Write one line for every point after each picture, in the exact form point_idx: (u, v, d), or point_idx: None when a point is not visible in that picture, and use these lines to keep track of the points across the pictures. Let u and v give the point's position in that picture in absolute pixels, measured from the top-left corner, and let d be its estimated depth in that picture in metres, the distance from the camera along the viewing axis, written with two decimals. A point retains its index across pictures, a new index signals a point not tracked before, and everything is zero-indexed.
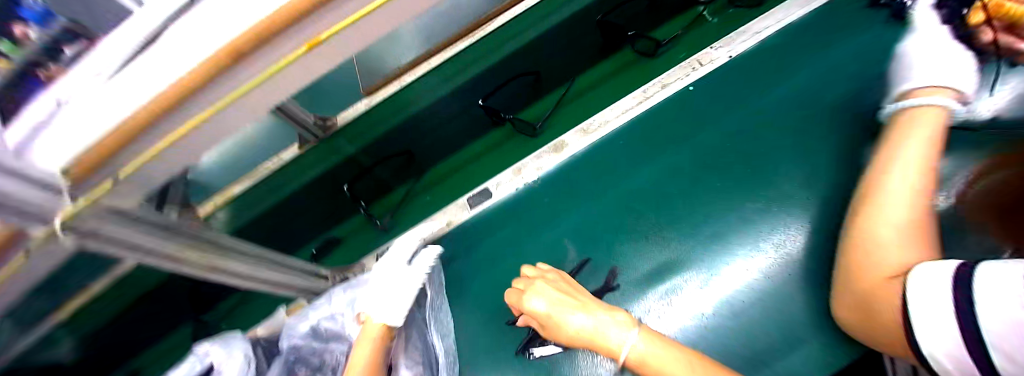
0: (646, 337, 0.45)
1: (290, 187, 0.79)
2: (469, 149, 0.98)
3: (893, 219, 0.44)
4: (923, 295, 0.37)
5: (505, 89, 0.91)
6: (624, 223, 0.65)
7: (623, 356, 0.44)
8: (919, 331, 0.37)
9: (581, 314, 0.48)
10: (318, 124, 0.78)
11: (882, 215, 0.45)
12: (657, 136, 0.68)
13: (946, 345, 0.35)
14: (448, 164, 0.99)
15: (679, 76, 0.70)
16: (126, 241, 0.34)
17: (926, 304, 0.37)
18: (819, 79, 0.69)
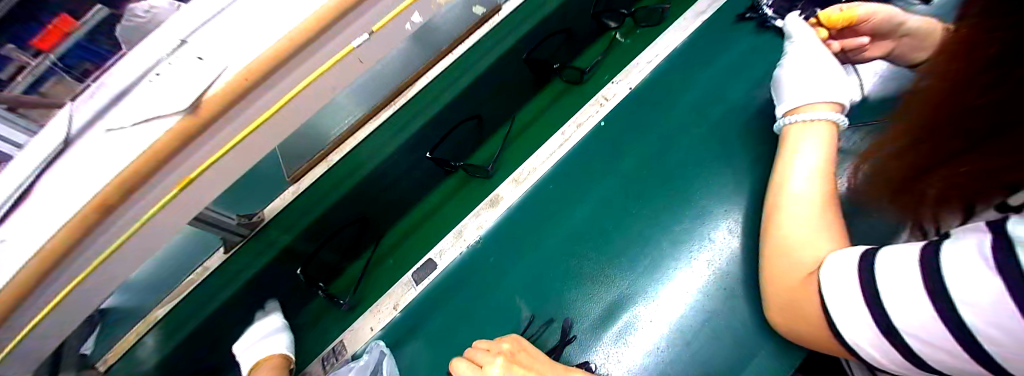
0: None
1: (221, 297, 0.72)
2: (431, 202, 0.94)
3: (802, 220, 0.48)
4: (837, 287, 0.40)
5: (451, 137, 0.92)
6: (568, 267, 0.65)
7: None
8: (843, 324, 0.40)
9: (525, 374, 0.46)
10: (243, 223, 0.74)
11: (789, 218, 0.49)
12: (588, 172, 0.71)
13: (865, 333, 0.38)
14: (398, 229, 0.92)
15: (589, 115, 0.78)
16: None
17: (845, 299, 0.39)
18: (720, 89, 0.75)
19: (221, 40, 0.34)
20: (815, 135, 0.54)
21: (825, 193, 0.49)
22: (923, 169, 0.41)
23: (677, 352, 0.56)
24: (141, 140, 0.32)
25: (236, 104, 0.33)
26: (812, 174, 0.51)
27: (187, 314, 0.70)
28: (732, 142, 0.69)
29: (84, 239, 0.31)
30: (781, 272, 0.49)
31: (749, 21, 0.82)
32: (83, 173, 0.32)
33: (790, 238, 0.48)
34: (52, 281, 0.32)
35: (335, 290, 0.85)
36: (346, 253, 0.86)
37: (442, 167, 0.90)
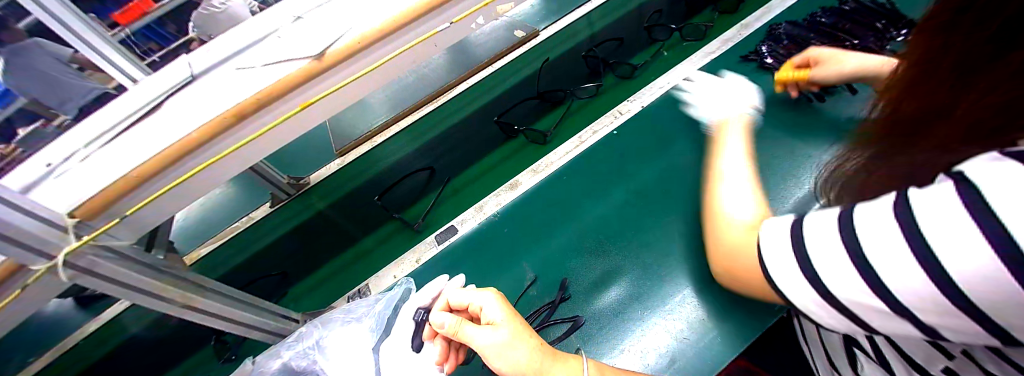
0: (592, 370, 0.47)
1: (268, 238, 0.87)
2: (494, 159, 0.95)
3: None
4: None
5: (516, 110, 1.03)
6: (571, 243, 0.73)
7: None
8: None
9: (504, 322, 0.48)
10: (291, 183, 0.91)
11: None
12: (605, 167, 0.82)
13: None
14: (464, 178, 0.92)
15: (605, 125, 0.92)
16: (114, 277, 0.42)
17: None
18: None
19: (339, 18, 0.51)
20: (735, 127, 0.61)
21: None
22: (907, 136, 0.39)
23: (667, 323, 0.61)
24: (271, 75, 0.47)
25: (359, 53, 0.49)
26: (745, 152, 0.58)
27: (235, 247, 0.87)
28: None
29: (214, 139, 0.44)
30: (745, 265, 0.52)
31: (750, 62, 0.97)
32: (219, 97, 0.48)
33: None
34: (177, 167, 0.43)
35: (406, 218, 0.88)
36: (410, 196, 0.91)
37: (506, 133, 0.97)
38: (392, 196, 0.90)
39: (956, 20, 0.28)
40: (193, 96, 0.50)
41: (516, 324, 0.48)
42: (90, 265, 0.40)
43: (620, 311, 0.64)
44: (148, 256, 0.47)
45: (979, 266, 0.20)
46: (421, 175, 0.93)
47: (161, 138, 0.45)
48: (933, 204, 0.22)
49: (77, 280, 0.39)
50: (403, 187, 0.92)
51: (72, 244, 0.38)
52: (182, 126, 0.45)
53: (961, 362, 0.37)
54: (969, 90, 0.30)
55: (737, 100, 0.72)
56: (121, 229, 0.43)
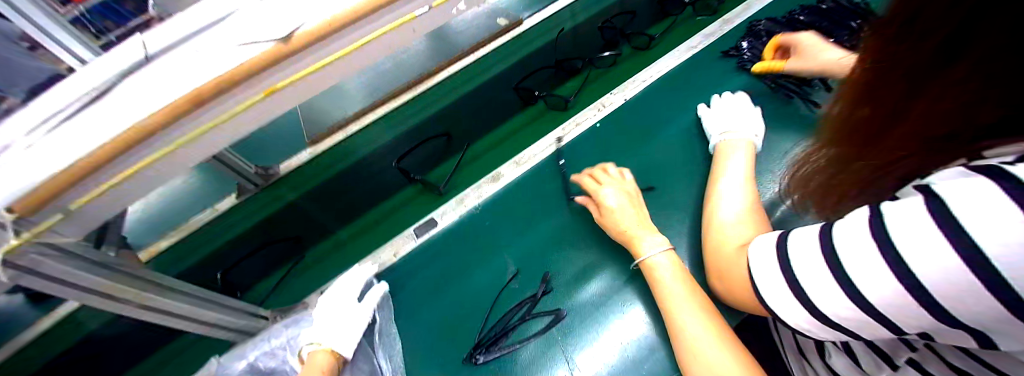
0: (670, 258, 0.57)
1: (235, 230, 0.83)
2: (513, 124, 1.02)
3: (734, 208, 0.57)
4: (762, 264, 0.42)
5: (536, 75, 1.07)
6: (553, 238, 0.72)
7: (644, 258, 0.58)
8: (773, 300, 0.40)
9: (619, 202, 0.65)
10: (259, 173, 0.87)
11: (723, 207, 0.59)
12: (584, 161, 0.82)
13: (789, 303, 0.39)
14: (483, 145, 0.99)
15: (588, 117, 0.89)
16: (60, 277, 0.39)
17: (765, 269, 0.42)
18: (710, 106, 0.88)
19: None
20: (738, 150, 0.68)
21: (749, 192, 0.60)
22: (867, 141, 0.42)
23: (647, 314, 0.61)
24: (231, 58, 0.40)
25: (327, 37, 0.45)
26: (743, 177, 0.62)
27: (204, 238, 0.83)
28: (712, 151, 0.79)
29: (169, 128, 0.38)
30: (719, 262, 0.53)
31: (731, 58, 0.98)
32: (173, 80, 0.42)
33: (721, 226, 0.56)
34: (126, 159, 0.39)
35: (432, 180, 0.93)
36: (426, 161, 0.96)
37: (521, 102, 1.04)
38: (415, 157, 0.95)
39: (905, 33, 0.31)
40: (145, 78, 0.45)
41: (630, 210, 0.65)
42: (33, 263, 0.36)
43: (599, 304, 0.64)
44: (96, 253, 0.44)
45: (946, 268, 0.25)
46: (439, 140, 0.98)
47: (105, 125, 0.40)
48: (975, 209, 0.24)
49: (18, 281, 0.36)
50: (430, 148, 0.97)
51: (11, 243, 0.34)
52: (128, 111, 0.40)
53: (924, 354, 0.39)
54: (919, 97, 0.33)
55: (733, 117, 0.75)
56: (66, 225, 0.38)
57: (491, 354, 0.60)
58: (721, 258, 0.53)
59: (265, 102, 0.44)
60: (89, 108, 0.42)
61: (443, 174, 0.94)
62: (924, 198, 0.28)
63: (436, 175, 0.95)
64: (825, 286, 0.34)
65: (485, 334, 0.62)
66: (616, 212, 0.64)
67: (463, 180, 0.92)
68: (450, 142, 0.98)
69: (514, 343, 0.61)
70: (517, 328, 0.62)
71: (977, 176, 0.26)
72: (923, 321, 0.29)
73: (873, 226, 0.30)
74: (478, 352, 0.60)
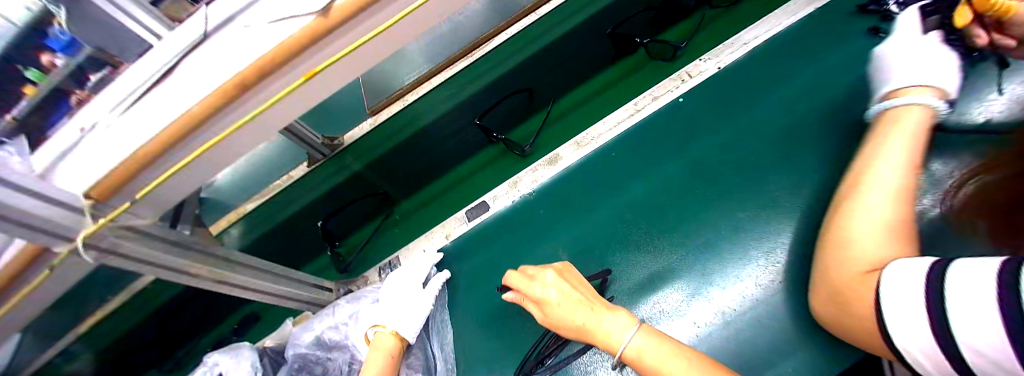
0: (648, 336, 0.45)
1: (306, 199, 0.89)
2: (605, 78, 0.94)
3: (875, 209, 0.41)
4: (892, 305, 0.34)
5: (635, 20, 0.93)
6: (617, 232, 0.64)
7: (621, 350, 0.45)
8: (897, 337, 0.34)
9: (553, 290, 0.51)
10: (326, 144, 0.88)
11: (864, 208, 0.42)
12: (655, 145, 0.69)
13: (919, 341, 0.32)
14: (567, 104, 0.94)
15: (667, 90, 0.76)
16: (138, 255, 0.41)
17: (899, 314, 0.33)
18: (839, 69, 0.68)
19: None
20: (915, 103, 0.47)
21: (906, 190, 0.41)
22: None
23: (727, 332, 0.52)
24: (269, 38, 0.37)
25: (353, 18, 0.37)
26: (896, 163, 0.42)
27: (280, 204, 0.89)
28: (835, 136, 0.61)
29: (219, 112, 0.38)
30: (836, 265, 0.42)
31: (873, 13, 0.73)
32: (211, 56, 0.39)
33: (858, 227, 0.41)
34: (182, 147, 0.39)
35: (519, 139, 0.92)
36: (510, 117, 0.94)
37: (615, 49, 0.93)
38: (498, 113, 0.92)
39: None
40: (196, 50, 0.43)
41: (565, 287, 0.52)
42: (113, 245, 0.39)
43: (668, 313, 0.55)
44: (172, 233, 0.46)
45: None
46: (521, 95, 0.93)
47: (158, 105, 0.39)
48: None
49: (102, 260, 0.39)
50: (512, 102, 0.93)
51: (90, 228, 0.36)
52: (179, 94, 0.39)
53: None
54: None
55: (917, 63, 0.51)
56: (142, 208, 0.41)
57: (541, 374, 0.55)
58: (841, 277, 0.41)
59: (295, 93, 0.40)
60: (138, 91, 0.40)
61: (527, 135, 0.94)
62: None
63: (520, 135, 0.95)
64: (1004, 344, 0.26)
65: (532, 352, 0.56)
66: (543, 294, 0.51)
67: (553, 142, 0.89)
68: (532, 98, 0.93)
69: (562, 360, 0.55)
70: (564, 345, 0.56)
71: None
72: None
73: None
74: (528, 370, 0.56)
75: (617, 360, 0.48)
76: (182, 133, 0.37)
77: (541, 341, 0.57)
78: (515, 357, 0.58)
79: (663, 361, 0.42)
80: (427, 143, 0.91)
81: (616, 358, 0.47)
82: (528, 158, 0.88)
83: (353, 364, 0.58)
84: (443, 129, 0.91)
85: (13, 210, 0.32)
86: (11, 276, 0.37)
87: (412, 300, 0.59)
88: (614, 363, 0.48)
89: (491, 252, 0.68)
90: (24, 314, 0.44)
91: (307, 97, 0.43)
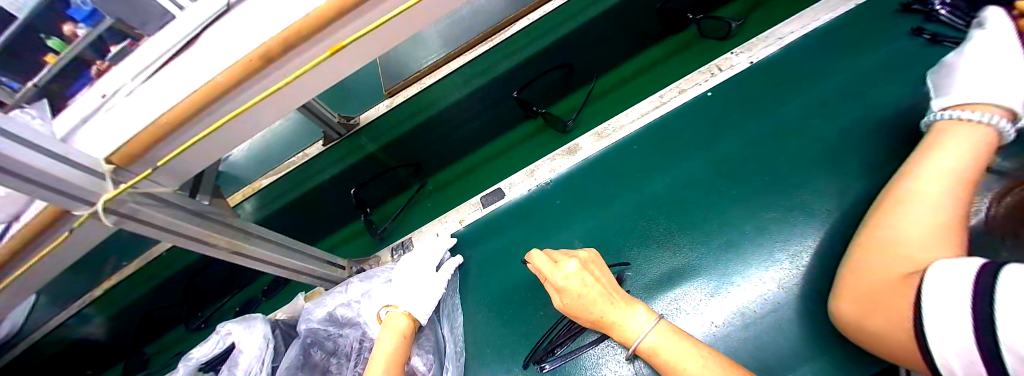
0: (665, 332, 0.45)
1: (320, 177, 0.88)
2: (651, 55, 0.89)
3: (931, 209, 0.38)
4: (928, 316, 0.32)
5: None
6: (634, 226, 0.63)
7: (636, 343, 0.45)
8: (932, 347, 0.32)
9: (575, 276, 0.50)
10: (343, 123, 0.87)
11: (908, 214, 0.40)
12: (679, 140, 0.67)
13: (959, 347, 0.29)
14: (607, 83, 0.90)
15: (694, 84, 0.73)
16: (158, 223, 0.42)
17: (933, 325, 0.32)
18: (878, 70, 0.65)
19: None
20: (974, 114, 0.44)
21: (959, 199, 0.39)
22: None
23: (746, 333, 0.51)
24: (295, 9, 0.36)
25: None
26: (949, 169, 0.40)
27: (293, 182, 0.89)
28: (870, 140, 0.59)
29: (244, 83, 0.38)
30: (876, 269, 0.40)
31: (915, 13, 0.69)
32: (237, 25, 0.39)
33: (905, 233, 0.39)
34: (205, 116, 0.38)
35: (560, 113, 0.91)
36: (545, 96, 0.92)
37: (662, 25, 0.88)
38: (534, 88, 0.91)
39: None
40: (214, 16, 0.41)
41: (588, 279, 0.50)
42: (133, 211, 0.39)
43: (685, 311, 0.54)
44: (193, 202, 0.47)
45: None
46: (559, 71, 0.90)
47: (182, 73, 0.39)
48: None
49: (122, 225, 0.39)
50: (546, 79, 0.90)
51: (110, 192, 0.36)
52: (201, 62, 0.39)
53: None
54: None
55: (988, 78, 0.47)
56: (162, 176, 0.42)
57: (553, 362, 0.54)
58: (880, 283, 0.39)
59: (314, 71, 0.39)
60: (156, 63, 0.40)
61: (569, 108, 0.91)
62: None
63: (559, 109, 0.92)
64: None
65: (544, 340, 0.56)
66: (560, 282, 0.50)
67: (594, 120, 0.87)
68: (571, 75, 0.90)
69: (576, 349, 0.55)
70: (579, 334, 0.55)
71: None
72: None
73: None
74: (539, 358, 0.55)
75: (632, 352, 0.48)
76: (206, 103, 0.37)
77: (554, 329, 0.56)
78: (526, 345, 0.58)
79: (679, 357, 0.42)
80: (443, 128, 0.90)
81: (630, 350, 0.48)
82: (567, 135, 0.86)
83: (364, 342, 0.59)
84: (459, 114, 0.90)
85: (39, 172, 0.32)
86: (32, 236, 0.38)
87: (424, 283, 0.59)
88: (627, 355, 0.48)
89: (507, 240, 0.68)
90: (43, 274, 0.45)
91: (331, 74, 0.41)
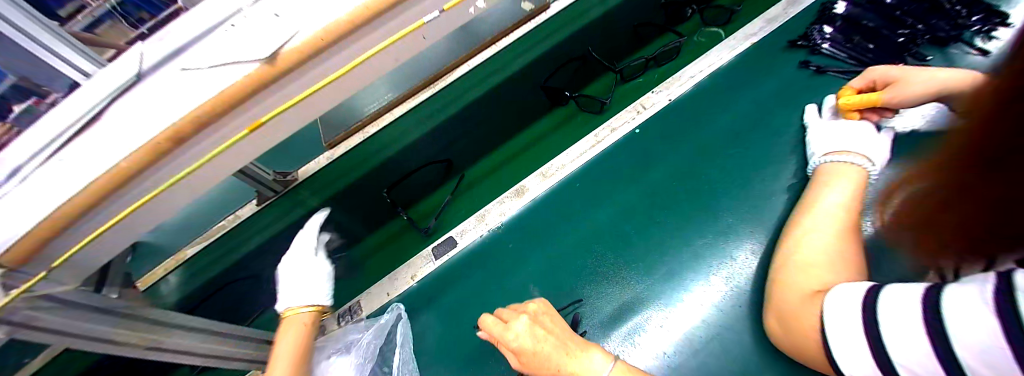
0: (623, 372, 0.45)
1: (255, 240, 0.83)
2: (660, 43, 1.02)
3: (818, 244, 0.47)
4: (844, 323, 0.37)
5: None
6: (585, 266, 0.64)
7: None
8: (845, 362, 0.36)
9: (525, 332, 0.49)
10: (278, 180, 0.83)
11: (803, 246, 0.48)
12: (618, 175, 0.71)
13: (865, 369, 0.35)
14: (631, 69, 0.98)
15: (624, 121, 0.78)
16: (61, 327, 0.37)
17: (848, 332, 0.36)
18: (781, 101, 0.74)
19: (294, 6, 0.37)
20: (837, 172, 0.54)
21: (843, 233, 0.48)
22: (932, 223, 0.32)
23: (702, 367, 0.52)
24: (213, 84, 0.35)
25: (303, 63, 0.36)
26: (830, 209, 0.50)
27: (230, 248, 0.82)
28: (780, 165, 0.66)
29: (150, 169, 0.34)
30: (783, 287, 0.47)
31: (801, 48, 0.81)
32: (137, 112, 0.36)
33: (800, 263, 0.47)
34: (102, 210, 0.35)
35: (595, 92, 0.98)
36: (573, 81, 0.99)
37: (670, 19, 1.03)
38: (561, 76, 0.98)
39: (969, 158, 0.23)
40: (108, 100, 0.37)
41: (540, 330, 0.50)
42: (28, 319, 0.34)
43: (638, 350, 0.55)
44: (98, 298, 0.41)
45: None
46: (574, 63, 0.99)
47: (67, 163, 0.35)
48: None
49: (14, 334, 0.34)
50: (563, 74, 0.98)
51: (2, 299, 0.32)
52: (92, 148, 0.35)
53: None
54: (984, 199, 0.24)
55: (841, 132, 0.60)
56: (64, 274, 0.37)
57: None
58: (783, 297, 0.46)
59: (229, 150, 0.37)
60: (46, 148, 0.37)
61: (602, 90, 0.98)
62: None
63: (595, 90, 0.99)
64: (927, 362, 0.30)
65: None
66: (513, 340, 0.49)
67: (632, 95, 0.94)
68: (587, 64, 1.00)
69: None
70: None
71: None
72: None
73: (999, 301, 0.25)
74: None
75: None
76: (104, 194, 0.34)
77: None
78: None
79: None
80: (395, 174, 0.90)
81: None
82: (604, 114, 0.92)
83: None
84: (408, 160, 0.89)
85: None
86: None
87: None
88: None
89: (464, 292, 0.66)
90: None
91: (257, 144, 0.40)
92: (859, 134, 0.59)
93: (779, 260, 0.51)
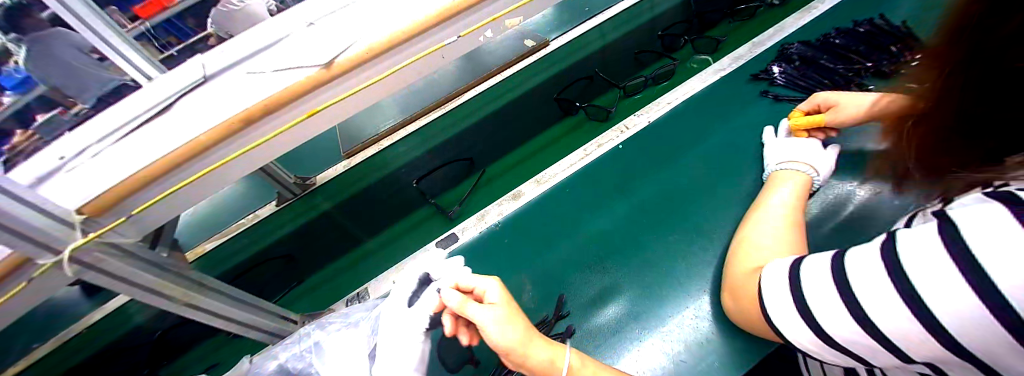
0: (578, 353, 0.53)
1: (270, 238, 0.89)
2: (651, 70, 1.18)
3: (769, 232, 0.56)
4: (775, 289, 0.44)
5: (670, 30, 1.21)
6: (572, 258, 0.72)
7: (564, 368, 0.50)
8: (782, 323, 0.43)
9: (498, 309, 0.52)
10: (298, 183, 0.92)
11: (755, 235, 0.57)
12: (603, 182, 0.81)
13: (794, 324, 0.41)
14: (632, 86, 1.11)
15: (609, 138, 0.90)
16: (117, 274, 0.43)
17: (777, 295, 0.43)
18: (744, 124, 0.86)
19: (347, 29, 0.49)
20: (787, 179, 0.64)
21: (789, 224, 0.57)
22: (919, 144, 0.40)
23: (670, 344, 0.59)
24: (278, 83, 0.46)
25: (347, 73, 0.47)
26: (779, 207, 0.59)
27: (245, 240, 0.89)
28: (742, 178, 0.77)
29: (220, 144, 0.44)
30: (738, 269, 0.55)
31: (762, 81, 0.95)
32: (218, 102, 0.46)
33: (753, 248, 0.55)
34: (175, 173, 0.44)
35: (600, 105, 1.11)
36: (583, 95, 1.12)
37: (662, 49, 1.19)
38: (575, 89, 1.12)
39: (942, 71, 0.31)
40: (199, 95, 0.48)
41: (509, 309, 0.53)
42: (95, 260, 0.40)
43: (614, 331, 0.63)
44: (149, 253, 0.48)
45: (966, 309, 0.25)
46: (583, 81, 1.12)
47: (156, 138, 0.45)
48: (988, 231, 0.24)
49: (82, 275, 0.39)
50: (574, 89, 1.11)
51: (78, 241, 0.38)
52: (178, 128, 0.45)
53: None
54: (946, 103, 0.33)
55: (789, 147, 0.71)
56: (128, 227, 0.43)
57: None
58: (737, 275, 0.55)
59: (285, 135, 0.47)
60: (132, 124, 0.47)
61: (610, 102, 1.11)
62: (938, 224, 0.28)
63: (604, 100, 1.13)
64: (834, 312, 0.35)
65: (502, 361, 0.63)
66: (487, 315, 0.51)
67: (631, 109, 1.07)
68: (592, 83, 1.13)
69: None
70: None
71: (993, 203, 0.27)
72: (931, 348, 0.29)
73: (885, 250, 0.32)
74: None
75: None
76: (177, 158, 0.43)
77: None
78: None
79: None
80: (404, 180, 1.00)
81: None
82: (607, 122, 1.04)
83: None
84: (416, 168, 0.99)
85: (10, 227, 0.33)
86: None
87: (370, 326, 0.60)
88: None
89: None
90: None
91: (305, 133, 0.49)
92: (803, 149, 0.70)
93: (737, 248, 0.59)
